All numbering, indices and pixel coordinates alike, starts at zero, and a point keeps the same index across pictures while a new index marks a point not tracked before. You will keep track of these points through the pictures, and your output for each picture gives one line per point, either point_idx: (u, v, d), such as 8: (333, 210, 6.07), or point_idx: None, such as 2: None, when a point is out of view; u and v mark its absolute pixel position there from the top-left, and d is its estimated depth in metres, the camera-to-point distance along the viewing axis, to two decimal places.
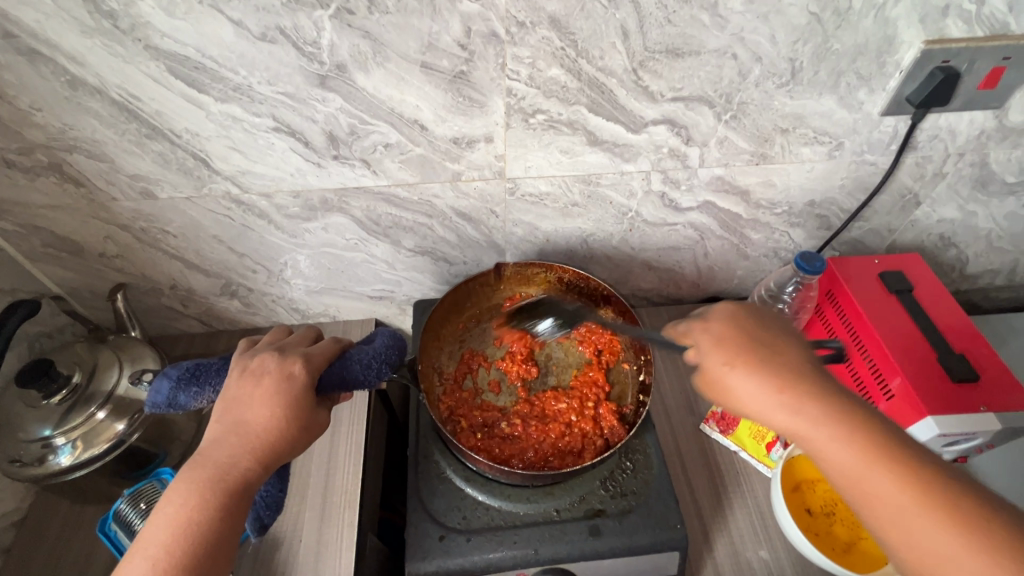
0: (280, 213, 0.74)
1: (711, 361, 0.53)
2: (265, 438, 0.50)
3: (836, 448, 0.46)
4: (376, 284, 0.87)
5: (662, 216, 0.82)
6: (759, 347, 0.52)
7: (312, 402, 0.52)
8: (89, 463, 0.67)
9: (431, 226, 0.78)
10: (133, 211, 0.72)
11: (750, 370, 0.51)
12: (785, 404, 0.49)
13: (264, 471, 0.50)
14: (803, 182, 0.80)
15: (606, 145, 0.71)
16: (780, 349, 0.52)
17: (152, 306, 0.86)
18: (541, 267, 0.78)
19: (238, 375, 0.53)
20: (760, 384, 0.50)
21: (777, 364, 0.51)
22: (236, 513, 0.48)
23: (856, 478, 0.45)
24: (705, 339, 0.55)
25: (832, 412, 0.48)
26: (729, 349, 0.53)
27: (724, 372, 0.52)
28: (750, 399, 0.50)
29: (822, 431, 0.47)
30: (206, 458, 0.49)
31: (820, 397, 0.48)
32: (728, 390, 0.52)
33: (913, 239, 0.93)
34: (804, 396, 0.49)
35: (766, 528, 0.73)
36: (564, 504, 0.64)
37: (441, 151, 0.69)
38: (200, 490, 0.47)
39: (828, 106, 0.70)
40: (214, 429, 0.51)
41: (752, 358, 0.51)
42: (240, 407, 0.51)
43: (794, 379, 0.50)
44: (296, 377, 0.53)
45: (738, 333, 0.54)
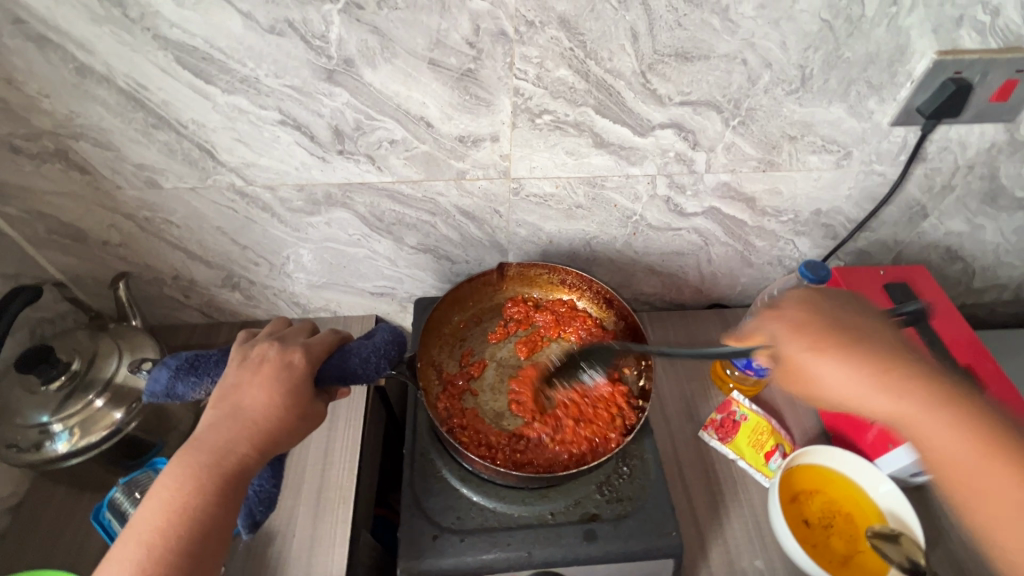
0: (284, 206, 0.74)
1: (791, 344, 0.53)
2: (262, 424, 0.50)
3: (921, 418, 0.47)
4: (377, 280, 0.87)
5: (667, 220, 0.82)
6: (840, 330, 0.52)
7: (310, 391, 0.53)
8: (87, 450, 0.67)
9: (434, 224, 0.78)
10: (137, 201, 0.72)
11: (833, 349, 0.51)
12: (887, 389, 0.48)
13: (261, 456, 0.50)
14: (809, 190, 0.79)
15: (612, 147, 0.70)
16: (871, 332, 0.52)
17: (154, 295, 0.86)
18: (544, 268, 0.77)
19: (237, 363, 0.53)
20: (853, 370, 0.49)
21: (861, 348, 0.50)
22: (232, 498, 0.48)
23: (961, 461, 0.45)
24: (779, 325, 0.54)
25: (918, 395, 0.47)
26: (801, 334, 0.52)
27: (802, 351, 0.52)
28: (842, 386, 0.50)
29: (899, 401, 0.48)
30: (202, 442, 0.49)
31: (912, 381, 0.48)
32: (801, 366, 0.52)
33: (920, 251, 0.92)
34: (900, 379, 0.48)
35: (762, 538, 0.72)
36: (560, 507, 0.63)
37: (447, 149, 0.69)
38: (196, 473, 0.47)
39: (837, 115, 0.69)
40: (210, 415, 0.51)
41: (838, 343, 0.51)
42: (239, 393, 0.51)
43: (895, 363, 0.49)
44: (295, 366, 0.53)
45: (809, 318, 0.53)
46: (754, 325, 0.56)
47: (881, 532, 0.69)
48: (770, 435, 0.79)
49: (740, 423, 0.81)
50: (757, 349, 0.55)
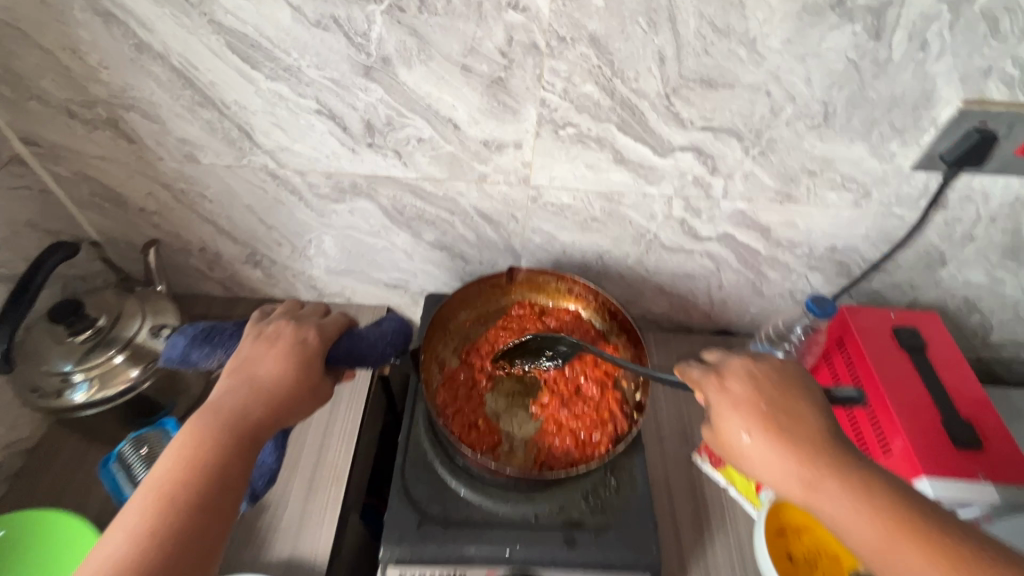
0: (311, 191, 0.77)
1: (727, 420, 0.56)
2: (276, 392, 0.52)
3: (827, 490, 0.50)
4: (393, 272, 0.89)
5: (680, 242, 0.83)
6: (772, 408, 0.55)
7: (321, 367, 0.55)
8: (103, 403, 0.71)
9: (452, 222, 0.80)
10: (176, 172, 0.76)
11: (759, 426, 0.54)
12: (811, 473, 0.51)
13: (275, 421, 0.52)
14: (826, 226, 0.80)
15: (632, 165, 0.72)
16: (800, 413, 0.55)
17: (181, 265, 0.90)
18: (553, 276, 0.79)
19: (253, 339, 0.56)
20: (776, 447, 0.53)
21: (787, 428, 0.54)
22: (247, 457, 0.49)
23: (867, 542, 0.47)
24: (717, 397, 0.57)
25: (836, 479, 0.50)
26: (735, 407, 0.56)
27: (735, 426, 0.55)
28: (765, 461, 0.53)
29: (814, 479, 0.50)
30: (219, 405, 0.51)
31: (831, 465, 0.51)
32: (734, 442, 0.55)
33: (936, 299, 0.91)
34: (826, 464, 0.51)
35: (744, 566, 0.72)
36: (543, 510, 0.64)
37: (471, 151, 0.71)
38: (214, 432, 0.49)
39: (858, 154, 0.70)
40: (226, 382, 0.53)
41: (762, 420, 0.54)
42: (254, 364, 0.54)
43: (817, 447, 0.52)
44: (308, 343, 0.56)
45: (738, 390, 0.57)
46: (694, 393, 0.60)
47: None
48: None
49: None
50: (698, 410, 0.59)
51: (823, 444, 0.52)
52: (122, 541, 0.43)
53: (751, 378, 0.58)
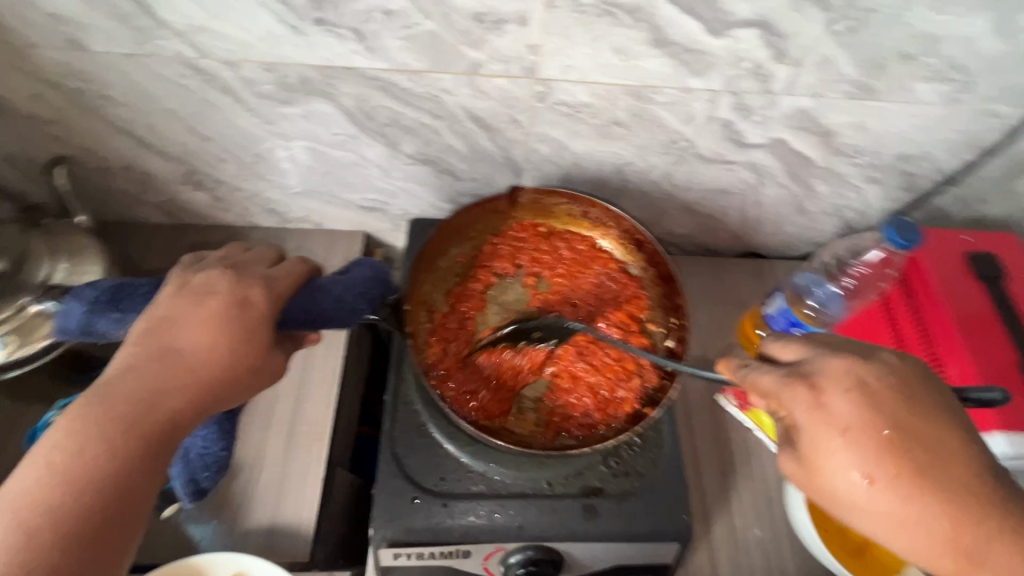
0: (249, 89, 0.58)
1: (845, 472, 0.37)
2: (200, 371, 0.38)
3: (991, 556, 0.36)
4: (366, 193, 0.73)
5: (720, 151, 0.67)
6: (897, 441, 0.38)
7: (269, 337, 0.41)
8: (24, 363, 0.58)
9: (437, 129, 0.63)
10: (63, 65, 0.56)
11: (896, 479, 0.37)
12: (960, 539, 0.36)
13: (197, 413, 0.38)
14: (904, 129, 0.64)
15: (672, 48, 0.54)
16: (933, 446, 0.38)
17: (103, 188, 0.73)
18: (566, 197, 0.64)
19: (174, 291, 0.41)
20: (925, 509, 0.37)
21: (922, 471, 0.37)
22: (150, 465, 0.35)
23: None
24: (826, 428, 0.38)
25: (1012, 541, 0.36)
26: (853, 443, 0.37)
27: (860, 482, 0.37)
28: (904, 525, 0.37)
29: (973, 542, 0.36)
30: (114, 390, 0.36)
31: (998, 521, 0.36)
32: (855, 501, 0.38)
33: (1006, 216, 0.78)
34: (980, 524, 0.36)
35: (772, 516, 0.66)
36: (558, 477, 0.56)
37: (458, 30, 0.52)
38: (101, 430, 0.35)
39: (974, 29, 0.53)
40: (129, 354, 0.38)
41: (889, 461, 0.37)
42: (173, 330, 0.39)
43: (964, 497, 0.37)
44: (253, 304, 0.41)
45: (849, 411, 0.38)
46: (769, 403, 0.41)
47: None
48: None
49: None
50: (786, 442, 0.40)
51: (976, 491, 0.37)
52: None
53: (865, 395, 0.39)
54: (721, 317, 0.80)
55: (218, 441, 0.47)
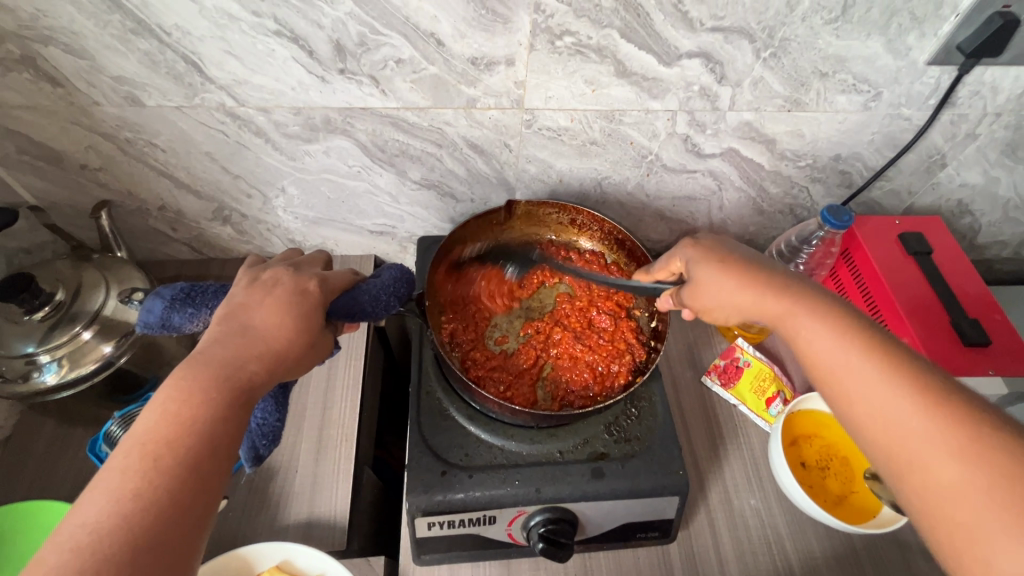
0: (279, 130, 0.68)
1: (702, 264, 0.57)
2: (272, 343, 0.48)
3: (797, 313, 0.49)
4: (377, 218, 0.83)
5: (683, 161, 0.78)
6: (757, 272, 0.54)
7: (321, 317, 0.51)
8: (78, 383, 0.64)
9: (440, 157, 0.73)
10: (117, 119, 0.65)
11: (730, 265, 0.55)
12: (810, 313, 0.48)
13: (270, 377, 0.47)
14: (833, 134, 0.76)
15: (634, 77, 0.66)
16: (793, 282, 0.52)
17: (138, 228, 0.81)
18: (555, 207, 0.74)
19: (247, 284, 0.52)
20: (747, 283, 0.53)
21: (774, 287, 0.52)
22: (240, 416, 0.44)
23: (878, 408, 0.42)
24: (702, 257, 0.57)
25: (824, 314, 0.48)
26: (717, 266, 0.56)
27: (709, 266, 0.56)
28: (732, 294, 0.54)
29: (790, 303, 0.50)
30: (207, 356, 0.46)
31: (816, 301, 0.49)
32: (708, 282, 0.56)
33: (931, 203, 0.90)
34: (823, 319, 0.48)
35: (760, 479, 0.73)
36: (567, 446, 0.63)
37: (457, 73, 0.63)
38: (204, 386, 0.43)
39: (873, 50, 0.65)
40: (215, 330, 0.48)
41: (746, 278, 0.53)
42: (247, 312, 0.49)
43: (804, 291, 0.50)
44: (310, 292, 0.52)
45: (721, 253, 0.57)
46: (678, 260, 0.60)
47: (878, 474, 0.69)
48: (773, 381, 0.78)
49: (744, 369, 0.80)
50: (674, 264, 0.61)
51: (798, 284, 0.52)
52: (106, 503, 0.38)
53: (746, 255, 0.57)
54: None
55: (273, 411, 0.52)
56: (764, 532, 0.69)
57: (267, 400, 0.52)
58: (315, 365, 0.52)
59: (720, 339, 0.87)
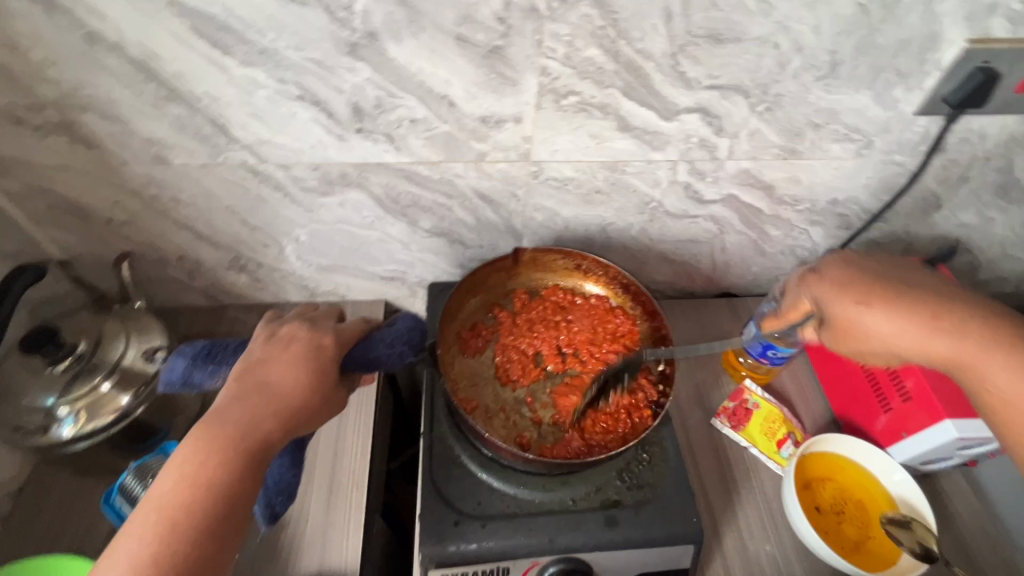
0: (297, 185, 0.71)
1: (839, 305, 0.58)
2: (288, 401, 0.49)
3: (984, 358, 0.52)
4: (388, 265, 0.85)
5: (684, 207, 0.81)
6: (877, 291, 0.56)
7: (335, 372, 0.53)
8: (93, 435, 0.64)
9: (450, 207, 0.76)
10: (144, 176, 0.69)
11: (878, 301, 0.56)
12: (1011, 356, 0.51)
13: (285, 436, 0.48)
14: (829, 179, 0.79)
15: (636, 131, 0.69)
16: (928, 292, 0.56)
17: (158, 277, 0.84)
18: (560, 254, 0.77)
19: (264, 341, 0.54)
20: (906, 319, 0.54)
21: (932, 304, 0.55)
22: (253, 477, 0.46)
23: (1010, 400, 0.51)
24: (815, 286, 0.61)
25: (1017, 353, 0.51)
26: (855, 302, 0.57)
27: (852, 305, 0.57)
28: (899, 335, 0.55)
29: (964, 341, 0.53)
30: (224, 417, 0.47)
31: (997, 339, 0.52)
32: (851, 321, 0.57)
33: (929, 243, 0.92)
34: (997, 344, 0.52)
35: (775, 525, 0.72)
36: (580, 494, 0.63)
37: (468, 130, 0.66)
38: (219, 449, 0.45)
39: (863, 102, 0.69)
40: (232, 389, 0.49)
41: (898, 307, 0.55)
42: (264, 370, 0.50)
43: (988, 330, 0.53)
44: (324, 348, 0.54)
45: (857, 279, 0.58)
46: (803, 297, 0.63)
47: (894, 519, 0.69)
48: (782, 423, 0.80)
49: (752, 412, 0.81)
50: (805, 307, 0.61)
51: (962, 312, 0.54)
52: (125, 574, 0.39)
53: (840, 271, 0.60)
54: (704, 349, 0.91)
55: (290, 468, 0.55)
56: None
57: (284, 456, 0.55)
58: (330, 419, 0.53)
59: (727, 380, 0.87)
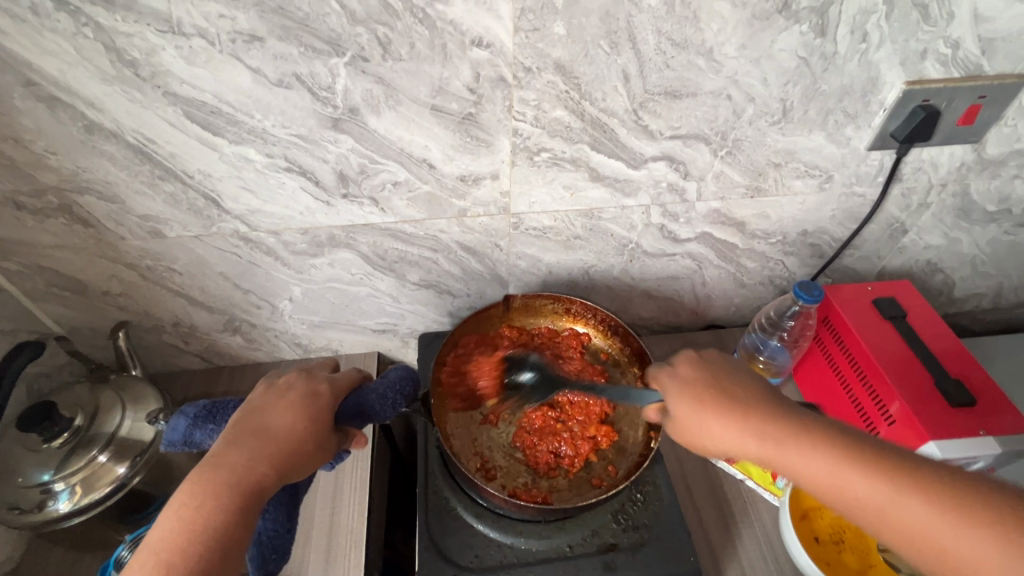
0: (287, 249, 0.74)
1: (677, 409, 0.56)
2: (281, 443, 0.50)
3: (786, 452, 0.50)
4: (379, 318, 0.87)
5: (661, 246, 0.84)
6: (726, 387, 0.56)
7: (331, 417, 0.54)
8: (90, 508, 0.65)
9: (436, 259, 0.79)
10: (140, 250, 0.71)
11: (709, 407, 0.54)
12: (850, 461, 0.47)
13: (279, 479, 0.49)
14: (796, 213, 0.83)
15: (607, 180, 0.73)
16: (751, 395, 0.55)
17: (153, 343, 0.85)
18: (549, 299, 0.79)
19: (264, 389, 0.55)
20: (733, 419, 0.53)
21: (744, 407, 0.54)
22: (244, 520, 0.47)
23: (870, 506, 0.46)
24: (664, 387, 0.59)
25: (859, 463, 0.47)
26: (695, 403, 0.56)
27: (689, 408, 0.56)
28: (719, 435, 0.54)
29: (810, 451, 0.49)
30: (221, 460, 0.48)
31: (802, 428, 0.51)
32: (688, 424, 0.56)
33: (902, 265, 0.95)
34: (796, 440, 0.50)
35: (776, 558, 0.72)
36: (576, 539, 0.64)
37: (448, 189, 0.70)
38: (214, 492, 0.46)
39: (817, 142, 0.73)
40: (230, 434, 0.50)
41: (730, 402, 0.54)
42: (262, 415, 0.52)
43: (783, 422, 0.52)
44: (321, 394, 0.55)
45: (699, 376, 0.58)
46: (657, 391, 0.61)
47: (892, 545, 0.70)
48: None
49: None
50: (650, 413, 0.60)
51: (761, 409, 0.53)
52: None
53: (719, 360, 0.60)
54: None
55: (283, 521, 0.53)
56: None
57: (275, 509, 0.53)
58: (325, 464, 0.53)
59: None
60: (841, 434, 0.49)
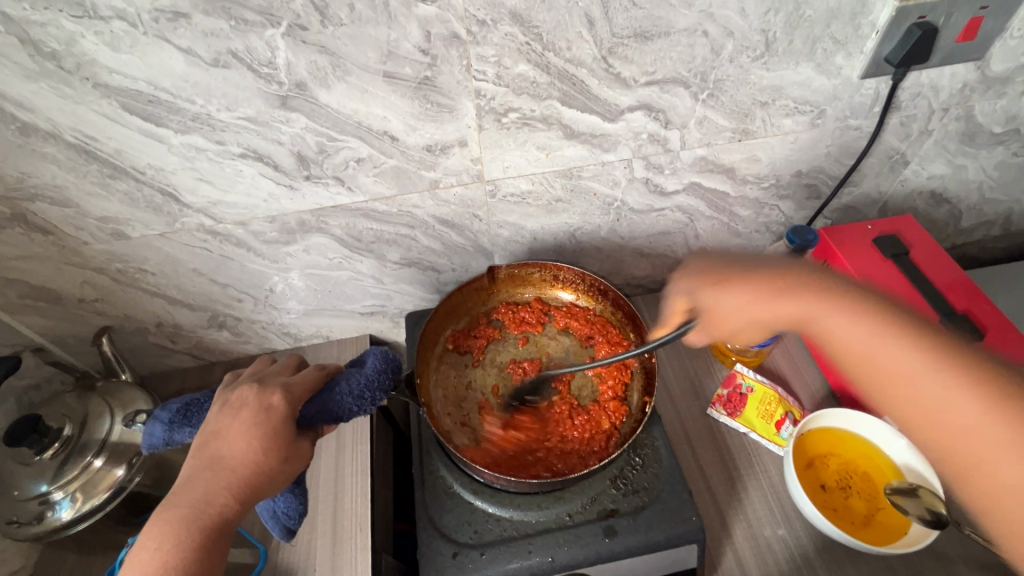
0: (258, 239, 0.72)
1: (702, 280, 0.56)
2: (241, 470, 0.49)
3: (820, 314, 0.48)
4: (365, 301, 0.85)
5: (648, 202, 0.80)
6: (752, 270, 0.54)
7: (291, 430, 0.52)
8: (92, 515, 0.65)
9: (414, 236, 0.76)
10: (107, 253, 0.69)
11: (729, 278, 0.54)
12: (856, 315, 0.47)
13: (242, 506, 0.49)
14: (788, 154, 0.78)
15: (584, 137, 0.69)
16: (780, 263, 0.54)
17: (140, 345, 0.84)
18: (535, 267, 0.77)
19: (217, 410, 0.53)
20: (753, 286, 0.52)
21: (784, 273, 0.52)
22: (211, 550, 0.46)
23: (898, 373, 0.44)
24: (684, 279, 0.58)
25: (861, 312, 0.47)
26: (710, 271, 0.56)
27: (710, 282, 0.55)
28: (748, 301, 0.52)
29: (806, 304, 0.49)
30: (181, 497, 0.48)
31: (819, 284, 0.50)
32: (712, 298, 0.54)
33: (904, 199, 0.91)
34: (838, 301, 0.48)
35: (783, 508, 0.71)
36: (576, 508, 0.63)
37: (416, 161, 0.66)
38: (172, 531, 0.46)
39: (806, 75, 0.68)
40: (190, 467, 0.50)
41: (757, 270, 0.53)
42: (218, 442, 0.50)
43: (811, 283, 0.50)
44: (274, 408, 0.53)
45: (714, 267, 0.57)
46: (670, 294, 0.59)
47: (899, 487, 0.68)
48: (777, 404, 0.77)
49: (747, 396, 0.79)
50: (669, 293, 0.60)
51: (801, 276, 0.52)
52: None
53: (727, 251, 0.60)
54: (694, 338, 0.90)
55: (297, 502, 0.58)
56: (795, 564, 0.67)
57: (287, 495, 0.57)
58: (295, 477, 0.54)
59: (720, 367, 0.85)
60: (862, 295, 0.48)
